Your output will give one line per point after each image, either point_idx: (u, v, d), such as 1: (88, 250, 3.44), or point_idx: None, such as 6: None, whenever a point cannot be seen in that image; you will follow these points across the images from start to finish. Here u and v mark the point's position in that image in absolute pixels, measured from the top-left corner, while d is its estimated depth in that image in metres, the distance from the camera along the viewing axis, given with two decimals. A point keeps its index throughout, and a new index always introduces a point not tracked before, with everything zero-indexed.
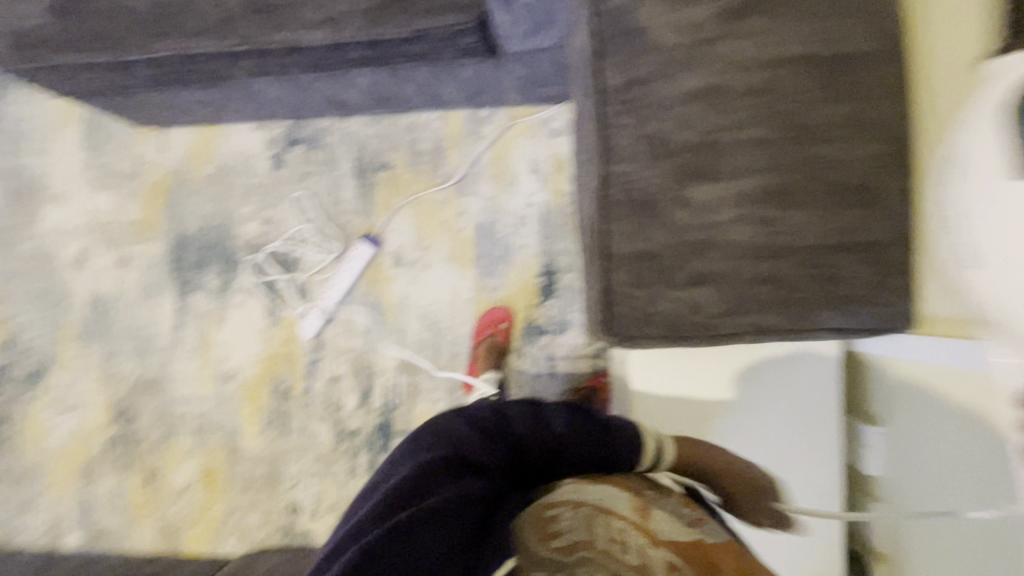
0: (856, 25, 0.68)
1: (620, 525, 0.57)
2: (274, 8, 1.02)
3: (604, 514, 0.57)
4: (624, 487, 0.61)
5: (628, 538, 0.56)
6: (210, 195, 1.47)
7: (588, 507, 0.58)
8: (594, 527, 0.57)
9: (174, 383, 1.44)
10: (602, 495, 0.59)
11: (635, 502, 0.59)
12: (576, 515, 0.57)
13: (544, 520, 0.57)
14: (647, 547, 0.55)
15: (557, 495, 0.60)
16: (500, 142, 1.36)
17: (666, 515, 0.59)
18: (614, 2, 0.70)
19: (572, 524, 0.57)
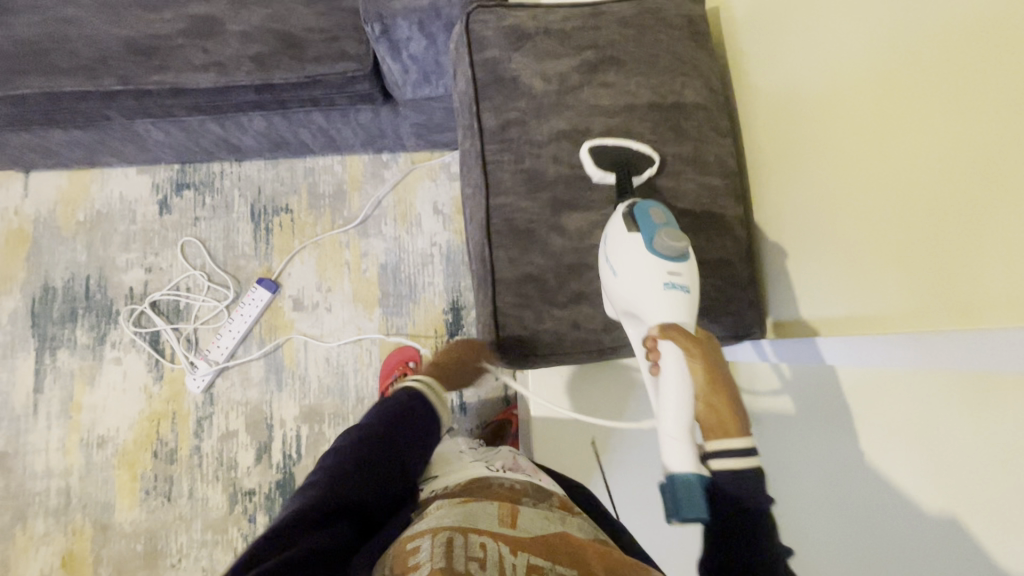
0: (690, 80, 0.80)
1: (479, 541, 0.53)
2: (157, 50, 1.01)
3: (464, 534, 0.53)
4: (487, 512, 0.59)
5: (488, 550, 0.52)
6: (83, 242, 1.36)
7: (447, 531, 0.53)
8: (453, 548, 0.51)
9: (31, 455, 1.26)
10: (463, 520, 0.56)
11: (499, 522, 0.57)
12: (436, 541, 0.52)
13: (403, 556, 0.51)
14: (508, 557, 0.52)
15: (416, 529, 0.55)
16: (403, 185, 1.40)
17: (531, 525, 0.59)
18: (488, 56, 0.79)
19: (431, 552, 0.50)
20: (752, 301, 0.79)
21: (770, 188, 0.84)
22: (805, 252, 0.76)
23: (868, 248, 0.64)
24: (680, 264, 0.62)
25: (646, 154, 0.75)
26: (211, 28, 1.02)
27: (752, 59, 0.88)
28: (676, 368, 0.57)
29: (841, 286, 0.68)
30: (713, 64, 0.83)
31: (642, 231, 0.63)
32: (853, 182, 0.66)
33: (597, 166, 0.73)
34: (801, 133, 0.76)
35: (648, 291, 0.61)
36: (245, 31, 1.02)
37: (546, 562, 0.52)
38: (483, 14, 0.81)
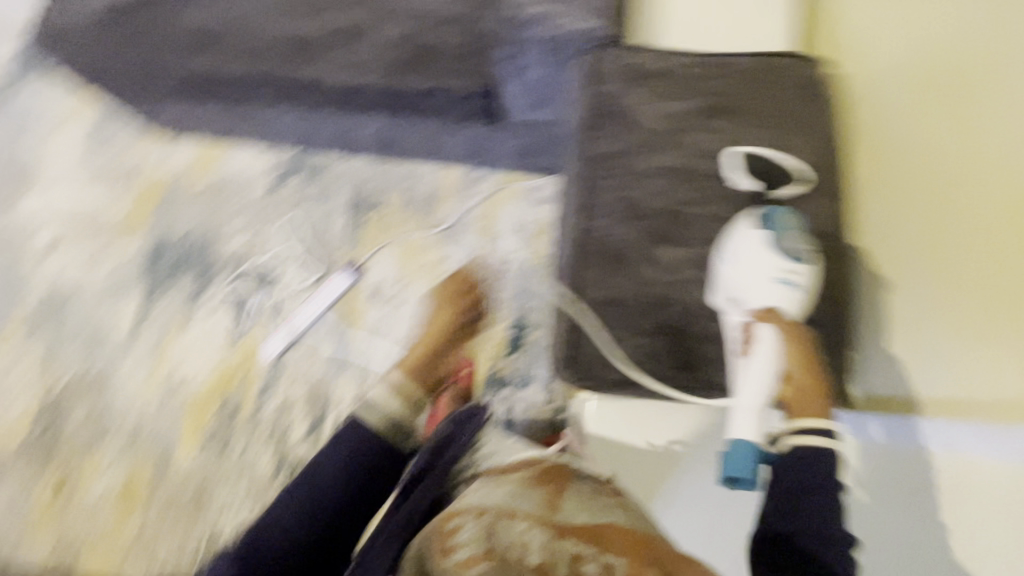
0: (803, 138, 0.81)
1: (522, 526, 0.55)
2: (307, 47, 1.14)
3: (506, 520, 0.56)
4: (534, 493, 0.61)
5: (528, 538, 0.54)
6: (201, 205, 1.51)
7: (489, 515, 0.56)
8: (495, 533, 0.54)
9: (116, 386, 1.38)
10: (507, 503, 0.58)
11: (541, 505, 0.59)
12: (477, 524, 0.55)
13: (445, 534, 0.55)
14: (548, 546, 0.53)
15: (460, 509, 0.59)
16: (491, 201, 1.47)
17: (579, 507, 0.59)
18: (607, 89, 0.84)
19: (472, 534, 0.54)
20: (836, 368, 0.77)
21: (873, 235, 0.83)
22: (913, 299, 0.73)
23: (987, 298, 0.62)
24: (797, 264, 0.66)
25: (796, 171, 0.76)
26: (356, 34, 1.14)
27: (876, 114, 0.88)
28: (768, 346, 0.64)
29: (951, 333, 0.66)
30: (829, 127, 0.83)
31: (766, 228, 0.67)
32: (975, 230, 0.65)
33: (744, 170, 0.76)
34: (922, 180, 0.75)
35: (757, 279, 0.66)
36: (385, 40, 1.13)
37: (588, 551, 0.53)
38: (607, 51, 0.87)
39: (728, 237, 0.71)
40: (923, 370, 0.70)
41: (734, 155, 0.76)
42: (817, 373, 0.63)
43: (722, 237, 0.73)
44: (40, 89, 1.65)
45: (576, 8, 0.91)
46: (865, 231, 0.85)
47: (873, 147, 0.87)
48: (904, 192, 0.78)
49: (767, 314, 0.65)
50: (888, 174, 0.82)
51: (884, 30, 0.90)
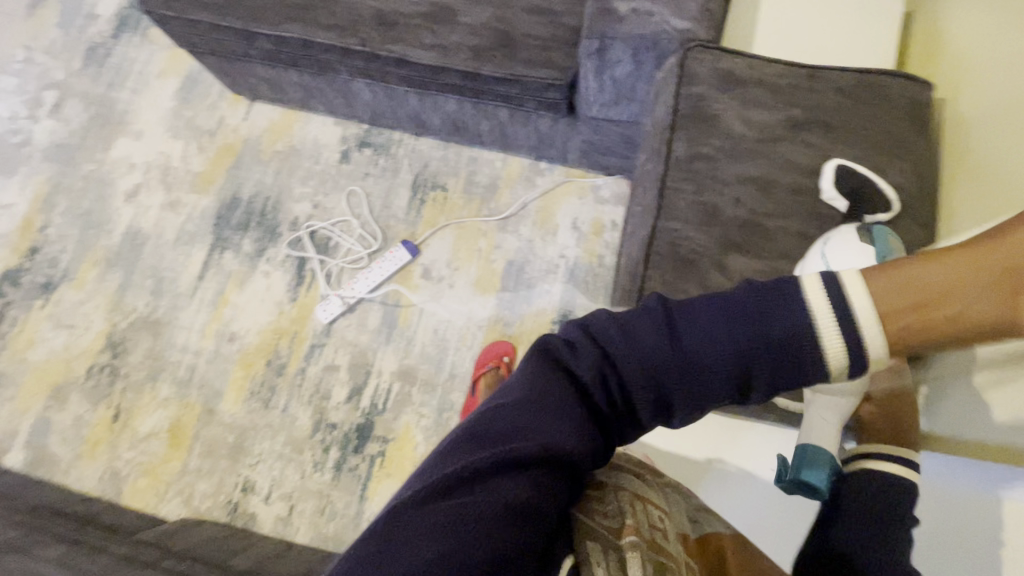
0: (898, 161, 0.78)
1: (658, 512, 0.53)
2: (395, 24, 1.16)
3: (643, 503, 0.54)
4: (647, 483, 0.59)
5: (662, 523, 0.52)
6: (273, 169, 1.57)
7: (628, 493, 0.55)
8: (637, 510, 0.52)
9: (177, 329, 1.46)
10: (636, 486, 0.57)
11: (654, 495, 0.57)
12: (621, 499, 0.53)
13: (592, 501, 0.53)
14: (672, 542, 0.51)
15: (597, 479, 0.57)
16: (551, 195, 1.47)
17: (674, 513, 0.57)
18: (695, 92, 0.83)
19: (617, 507, 0.52)
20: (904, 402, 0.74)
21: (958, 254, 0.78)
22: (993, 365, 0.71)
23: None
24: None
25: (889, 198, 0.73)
26: (444, 15, 1.16)
27: (979, 142, 0.82)
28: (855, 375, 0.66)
29: None
30: (925, 153, 0.79)
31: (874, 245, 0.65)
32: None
33: (834, 186, 0.73)
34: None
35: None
36: (472, 24, 1.14)
37: (692, 564, 0.51)
38: (699, 53, 0.85)
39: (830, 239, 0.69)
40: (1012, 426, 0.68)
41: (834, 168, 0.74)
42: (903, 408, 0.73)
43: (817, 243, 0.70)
44: (139, 43, 1.75)
45: (672, 8, 0.90)
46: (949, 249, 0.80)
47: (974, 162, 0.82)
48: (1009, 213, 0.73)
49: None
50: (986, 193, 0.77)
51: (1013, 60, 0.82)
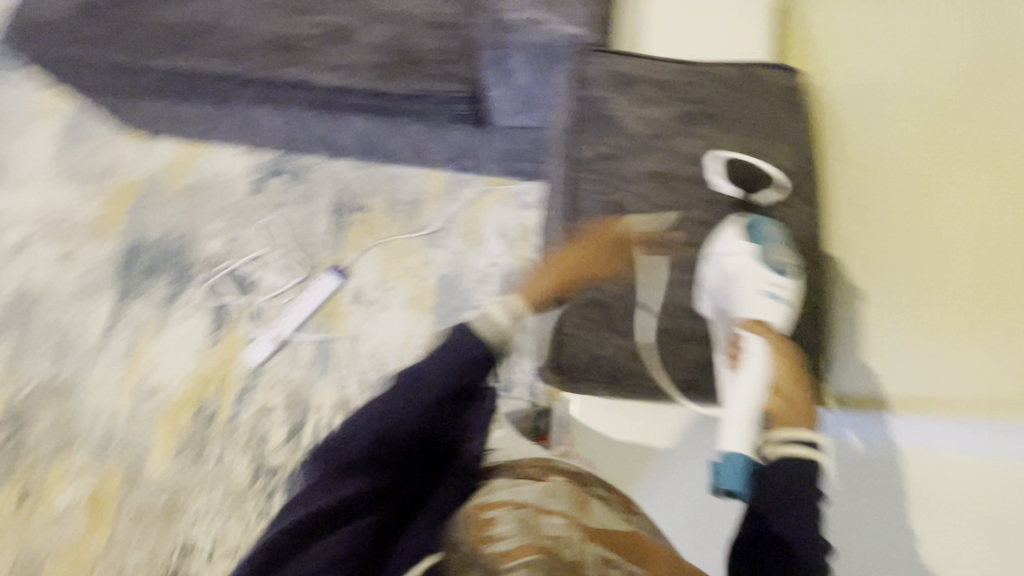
0: (780, 144, 0.84)
1: (558, 523, 0.53)
2: (291, 47, 1.13)
3: (542, 517, 0.53)
4: (562, 493, 0.59)
5: (566, 533, 0.52)
6: (179, 207, 1.47)
7: (525, 510, 0.54)
8: (532, 527, 0.52)
9: (87, 391, 1.33)
10: (540, 500, 0.56)
11: (571, 503, 0.58)
12: (513, 517, 0.53)
13: (480, 523, 0.53)
14: (585, 544, 0.52)
15: (494, 500, 0.56)
16: (476, 204, 1.47)
17: (602, 511, 0.60)
18: (592, 94, 0.86)
19: (510, 527, 0.51)
20: (812, 367, 0.79)
21: (848, 230, 0.86)
22: (894, 336, 0.72)
23: (977, 392, 0.57)
24: (782, 278, 0.71)
25: (777, 177, 0.78)
26: (342, 35, 1.14)
27: (853, 121, 0.89)
28: (759, 360, 0.67)
29: (924, 315, 0.68)
30: (803, 134, 0.86)
31: (755, 242, 0.72)
32: (973, 318, 0.60)
33: (725, 176, 0.78)
34: (919, 228, 0.71)
35: (745, 291, 0.70)
36: (371, 43, 1.13)
37: (619, 555, 0.53)
38: (592, 57, 0.88)
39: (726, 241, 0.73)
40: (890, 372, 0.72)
41: (717, 160, 0.79)
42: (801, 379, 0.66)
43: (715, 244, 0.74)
44: (11, 85, 1.60)
45: (563, 15, 0.92)
46: (842, 226, 0.87)
47: (848, 140, 0.90)
48: (880, 182, 0.80)
49: (755, 323, 0.69)
50: (863, 168, 0.85)
51: (883, 42, 0.87)
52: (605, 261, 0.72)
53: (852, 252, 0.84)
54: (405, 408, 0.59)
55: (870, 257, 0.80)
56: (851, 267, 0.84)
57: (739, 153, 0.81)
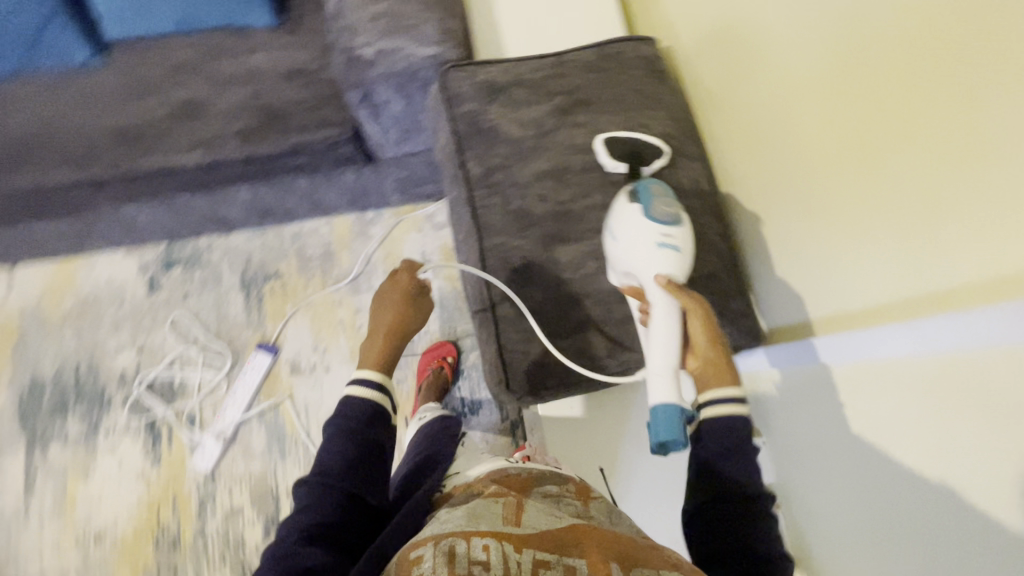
0: (654, 112, 0.87)
1: (484, 542, 0.52)
2: (142, 135, 1.05)
3: (466, 539, 0.52)
4: (493, 513, 0.59)
5: (492, 551, 0.51)
6: (71, 331, 1.34)
7: (450, 537, 0.53)
8: (456, 555, 0.50)
9: (24, 561, 1.19)
10: (467, 525, 0.55)
11: (503, 521, 0.57)
12: (437, 550, 0.51)
13: (407, 564, 0.52)
14: (512, 554, 0.51)
15: (423, 538, 0.55)
16: (390, 239, 1.43)
17: (542, 518, 0.58)
18: (466, 109, 0.85)
19: (432, 561, 0.50)
20: (743, 310, 0.83)
21: (739, 166, 0.90)
22: (802, 255, 0.77)
23: (884, 295, 0.63)
24: (674, 228, 0.68)
25: (656, 146, 0.82)
26: (194, 110, 1.06)
27: (714, 71, 0.94)
28: (667, 315, 0.65)
29: (826, 229, 0.72)
30: (672, 97, 0.90)
31: (640, 201, 0.70)
32: (863, 230, 0.66)
33: (611, 156, 0.80)
34: (802, 155, 0.75)
35: (641, 251, 0.68)
36: (228, 110, 1.06)
37: (552, 553, 0.51)
38: (456, 72, 0.87)
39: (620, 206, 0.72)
40: (808, 286, 0.77)
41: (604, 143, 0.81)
42: (713, 336, 0.64)
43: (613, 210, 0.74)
44: None
45: (414, 36, 0.90)
46: (734, 164, 0.92)
47: (715, 88, 0.94)
48: (760, 117, 0.84)
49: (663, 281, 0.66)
50: (737, 112, 0.89)
51: None
52: (403, 326, 0.84)
53: (748, 184, 0.88)
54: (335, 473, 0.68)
55: (766, 186, 0.84)
56: (751, 200, 0.88)
57: (620, 131, 0.83)
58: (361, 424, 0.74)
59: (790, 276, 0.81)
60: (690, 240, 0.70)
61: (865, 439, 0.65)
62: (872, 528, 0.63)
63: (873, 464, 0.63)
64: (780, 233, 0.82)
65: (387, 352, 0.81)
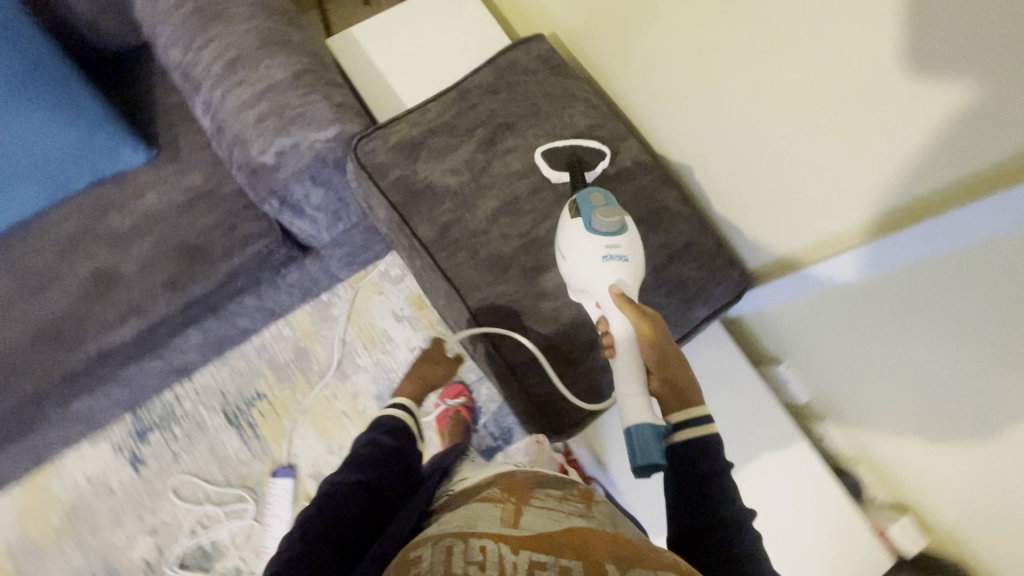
0: (571, 109, 0.87)
1: (480, 543, 0.48)
2: (63, 330, 0.94)
3: (464, 538, 0.48)
4: (493, 513, 0.54)
5: (489, 552, 0.47)
6: (71, 546, 1.23)
7: (449, 537, 0.49)
8: (452, 556, 0.46)
9: None
10: (468, 525, 0.51)
11: (502, 522, 0.52)
12: (436, 552, 0.47)
13: (406, 565, 0.48)
14: (508, 556, 0.46)
15: (422, 539, 0.51)
16: (356, 312, 1.38)
17: (543, 518, 0.53)
18: (393, 177, 0.81)
19: (431, 562, 0.46)
20: (728, 260, 0.85)
21: (654, 128, 0.92)
22: (759, 191, 0.79)
23: (861, 218, 0.68)
24: (618, 237, 0.68)
25: (597, 149, 0.83)
26: (105, 280, 0.97)
27: (605, 44, 0.94)
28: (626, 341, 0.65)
29: (778, 164, 0.74)
30: (581, 86, 0.89)
31: (582, 216, 0.70)
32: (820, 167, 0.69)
33: (552, 166, 0.81)
34: (729, 112, 0.77)
35: (589, 268, 0.68)
36: (143, 265, 0.98)
37: (548, 554, 0.46)
38: (366, 143, 0.83)
39: (563, 225, 0.72)
40: (771, 218, 0.80)
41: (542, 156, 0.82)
42: (675, 359, 0.63)
43: (559, 231, 0.73)
44: None
45: (308, 122, 0.84)
46: (648, 127, 0.93)
47: (609, 62, 0.95)
48: (664, 77, 0.85)
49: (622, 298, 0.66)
50: (638, 79, 0.91)
51: None
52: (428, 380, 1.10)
53: (670, 142, 0.90)
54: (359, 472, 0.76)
55: (691, 140, 0.86)
56: (678, 156, 0.90)
57: (556, 140, 0.83)
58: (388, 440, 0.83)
59: (744, 215, 0.84)
60: (637, 248, 0.70)
61: (888, 343, 0.74)
62: (936, 409, 0.72)
63: (910, 364, 0.72)
64: (720, 180, 0.85)
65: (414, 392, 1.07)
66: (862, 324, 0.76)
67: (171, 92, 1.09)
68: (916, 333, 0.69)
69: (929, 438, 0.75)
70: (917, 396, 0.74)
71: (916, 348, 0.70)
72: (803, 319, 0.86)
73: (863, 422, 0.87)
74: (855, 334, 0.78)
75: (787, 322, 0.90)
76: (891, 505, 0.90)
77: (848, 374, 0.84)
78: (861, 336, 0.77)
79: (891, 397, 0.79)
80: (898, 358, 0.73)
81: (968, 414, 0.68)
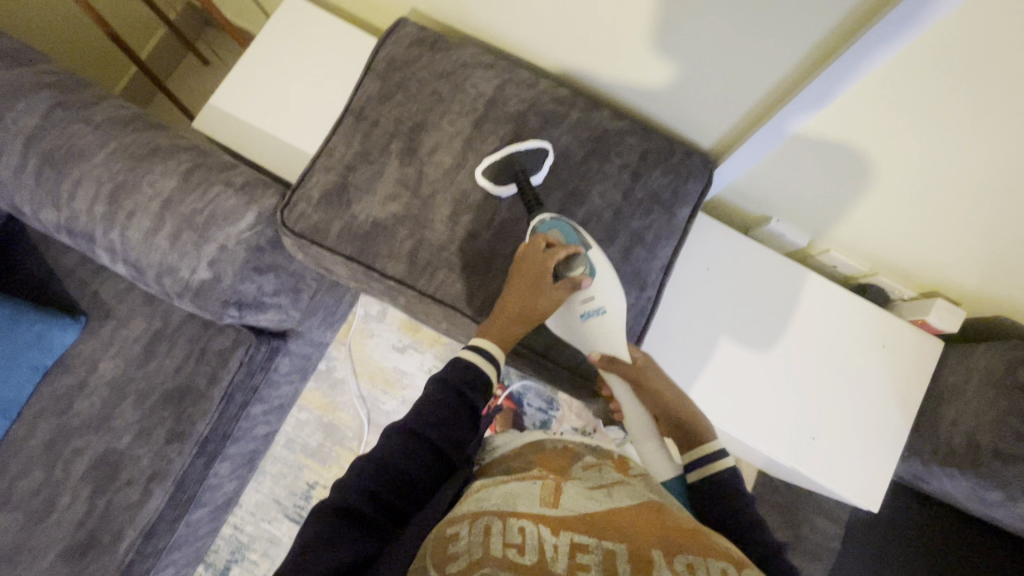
0: (469, 80, 0.82)
1: (520, 523, 0.42)
2: (94, 531, 0.88)
3: (503, 518, 0.43)
4: (531, 485, 0.48)
5: (528, 535, 0.41)
6: None
7: (488, 513, 0.44)
8: (492, 533, 0.41)
9: None
10: (506, 501, 0.45)
11: (541, 497, 0.45)
12: (476, 529, 0.42)
13: (443, 541, 0.43)
14: (549, 539, 0.40)
15: (457, 511, 0.47)
16: (360, 365, 1.34)
17: (584, 495, 0.45)
18: (337, 229, 0.76)
19: (469, 541, 0.42)
20: (685, 151, 0.83)
21: (551, 64, 0.88)
22: (682, 79, 0.76)
23: (795, 58, 0.65)
24: (585, 289, 0.67)
25: (538, 148, 0.78)
26: (106, 463, 0.90)
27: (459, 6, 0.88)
28: (625, 393, 0.69)
29: (687, 48, 0.71)
30: (466, 53, 0.84)
31: None
32: (739, 28, 0.65)
33: (495, 182, 0.76)
34: (613, 21, 0.73)
35: (570, 326, 0.69)
36: (137, 431, 0.91)
37: (591, 535, 0.40)
38: (291, 208, 0.77)
39: None
40: (707, 96, 0.77)
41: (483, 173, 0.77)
42: (675, 401, 0.66)
43: None
44: None
45: (224, 217, 0.78)
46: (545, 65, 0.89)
47: (471, 25, 0.89)
48: (531, 18, 0.80)
49: (609, 360, 0.68)
50: (508, 30, 0.86)
51: None
52: (534, 312, 0.64)
53: (572, 71, 0.86)
54: (426, 424, 0.57)
55: (591, 61, 0.82)
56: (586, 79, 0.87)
57: (493, 150, 0.78)
58: (473, 388, 0.60)
59: (681, 103, 0.81)
60: (613, 288, 0.69)
61: (872, 156, 0.73)
62: (942, 193, 0.73)
63: (902, 164, 0.72)
64: (638, 83, 0.81)
65: (504, 330, 0.65)
66: (837, 153, 0.75)
67: (65, 253, 1.00)
68: (897, 135, 0.68)
69: (942, 219, 0.77)
70: (919, 191, 0.74)
71: (903, 148, 0.69)
72: (775, 170, 0.85)
73: (869, 238, 0.88)
74: (835, 164, 0.77)
75: (762, 180, 0.89)
76: (919, 296, 0.95)
77: (840, 202, 0.84)
78: (841, 163, 0.77)
79: (891, 204, 0.79)
80: (887, 167, 0.73)
81: (973, 183, 0.69)
